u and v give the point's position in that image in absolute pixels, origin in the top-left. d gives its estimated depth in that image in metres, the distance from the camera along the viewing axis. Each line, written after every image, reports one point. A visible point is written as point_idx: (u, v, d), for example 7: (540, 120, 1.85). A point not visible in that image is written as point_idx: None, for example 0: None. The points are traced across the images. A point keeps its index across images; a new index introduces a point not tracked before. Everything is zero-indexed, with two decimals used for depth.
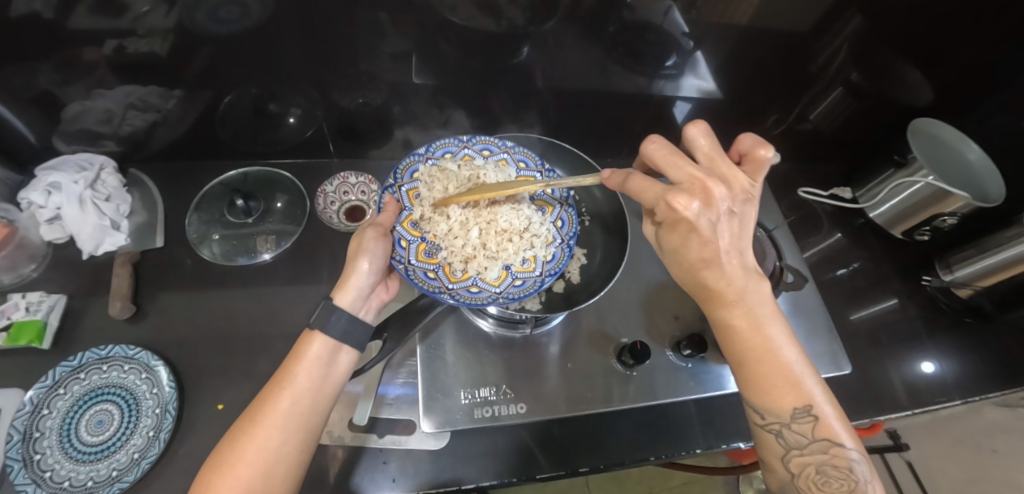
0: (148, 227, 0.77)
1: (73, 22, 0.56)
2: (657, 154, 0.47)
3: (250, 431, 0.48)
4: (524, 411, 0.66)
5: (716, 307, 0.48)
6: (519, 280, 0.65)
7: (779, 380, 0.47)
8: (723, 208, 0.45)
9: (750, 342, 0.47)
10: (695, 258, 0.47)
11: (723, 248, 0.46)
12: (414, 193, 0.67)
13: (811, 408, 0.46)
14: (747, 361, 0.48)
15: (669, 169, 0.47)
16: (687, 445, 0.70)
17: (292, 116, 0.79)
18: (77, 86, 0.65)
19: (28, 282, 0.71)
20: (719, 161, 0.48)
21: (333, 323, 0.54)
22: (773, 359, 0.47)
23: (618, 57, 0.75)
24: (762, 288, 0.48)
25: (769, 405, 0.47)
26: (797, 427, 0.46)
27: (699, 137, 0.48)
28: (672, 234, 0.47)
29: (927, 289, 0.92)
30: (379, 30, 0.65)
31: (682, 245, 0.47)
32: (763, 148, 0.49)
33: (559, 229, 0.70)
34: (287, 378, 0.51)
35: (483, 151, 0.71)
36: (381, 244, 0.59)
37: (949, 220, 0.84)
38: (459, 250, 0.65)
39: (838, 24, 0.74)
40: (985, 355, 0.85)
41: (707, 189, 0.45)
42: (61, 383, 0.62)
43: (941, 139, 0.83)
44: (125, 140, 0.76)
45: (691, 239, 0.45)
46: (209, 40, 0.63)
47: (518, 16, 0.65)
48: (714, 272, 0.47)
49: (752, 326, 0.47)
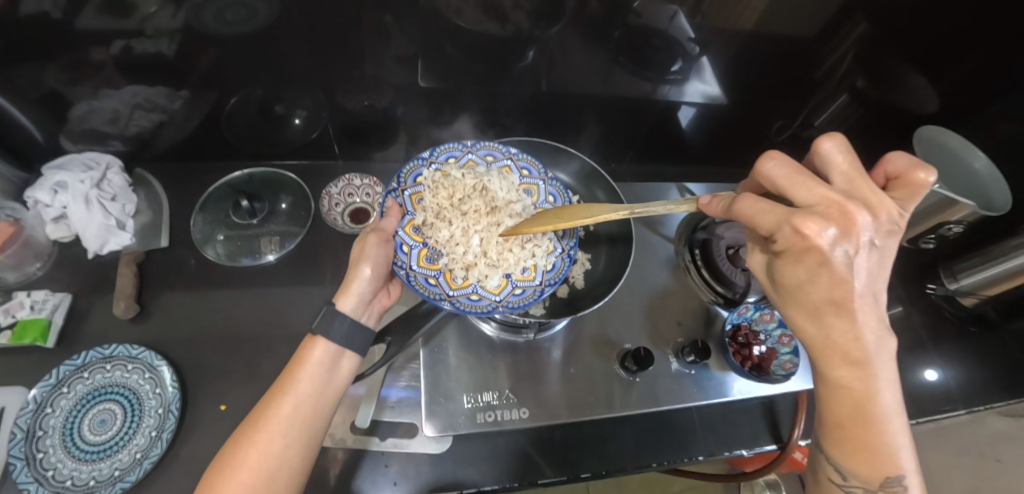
0: (153, 226, 0.77)
1: (81, 22, 0.57)
2: (771, 174, 0.42)
3: (252, 436, 0.48)
4: (527, 416, 0.66)
5: (831, 362, 0.41)
6: (519, 289, 0.65)
7: (880, 450, 0.41)
8: (860, 240, 0.37)
9: (846, 401, 0.41)
10: (821, 300, 0.39)
11: (856, 292, 0.38)
12: (416, 197, 0.66)
13: (904, 480, 0.41)
14: (845, 422, 0.41)
15: (795, 190, 0.40)
16: (690, 451, 0.70)
17: (297, 118, 0.80)
18: (85, 85, 0.66)
19: (34, 281, 0.71)
20: (864, 182, 0.41)
21: (335, 328, 0.54)
22: (873, 424, 0.41)
23: (623, 62, 0.75)
24: (890, 350, 0.40)
25: (857, 468, 0.42)
26: (882, 493, 0.42)
27: (833, 152, 0.42)
28: (794, 266, 0.39)
29: (933, 297, 0.92)
30: (385, 33, 0.66)
31: (798, 281, 0.40)
32: (920, 169, 0.43)
33: (560, 238, 0.70)
34: (289, 383, 0.51)
35: (487, 157, 0.72)
36: (383, 250, 0.59)
37: (954, 229, 0.85)
38: (461, 257, 0.65)
39: (843, 30, 0.74)
40: (989, 364, 0.85)
41: (850, 214, 0.38)
42: (64, 382, 0.62)
43: (945, 145, 0.83)
44: (131, 140, 0.76)
45: (818, 276, 0.38)
46: (216, 41, 0.63)
47: (523, 20, 0.65)
48: (828, 316, 0.39)
49: (866, 394, 0.40)
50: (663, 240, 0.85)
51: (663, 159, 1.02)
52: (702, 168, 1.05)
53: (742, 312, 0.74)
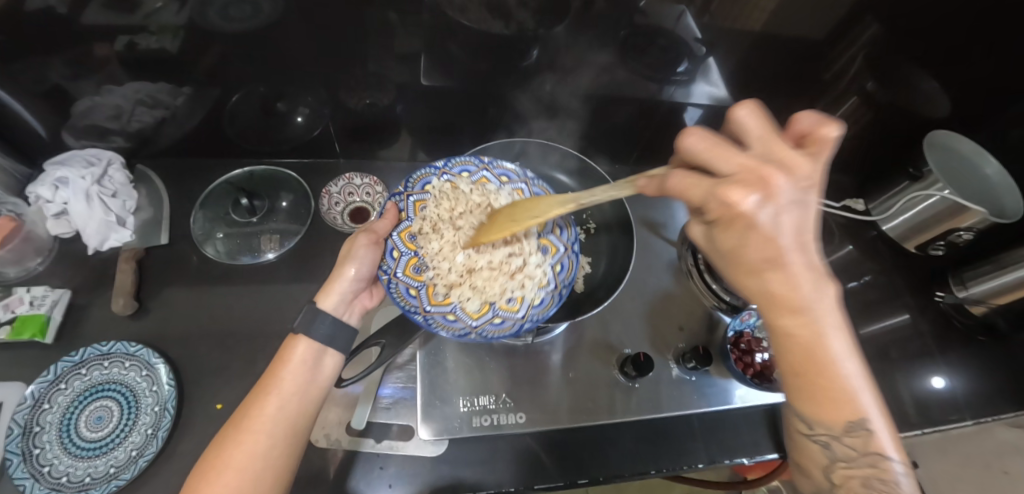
0: (154, 223, 0.77)
1: (86, 17, 0.56)
2: (696, 146, 0.37)
3: (237, 437, 0.47)
4: (523, 421, 0.65)
5: (778, 314, 0.39)
6: (499, 319, 0.62)
7: (837, 394, 0.39)
8: (785, 201, 0.35)
9: (797, 350, 0.39)
10: (757, 262, 0.37)
11: (788, 247, 0.36)
12: (420, 205, 0.65)
13: (867, 423, 0.40)
14: (798, 370, 0.40)
15: (716, 161, 0.36)
16: (689, 459, 0.69)
17: (299, 115, 0.79)
18: (88, 81, 0.65)
19: (35, 276, 0.72)
20: (779, 142, 0.36)
21: (317, 326, 0.55)
22: (819, 371, 0.39)
23: (628, 62, 0.74)
24: (831, 296, 0.37)
25: (820, 416, 0.41)
26: (848, 439, 0.41)
27: (749, 118, 0.38)
28: (728, 233, 0.37)
29: (941, 305, 0.90)
30: (389, 31, 0.65)
31: (736, 245, 0.38)
32: (828, 125, 0.37)
33: (557, 274, 0.65)
34: (273, 382, 0.51)
35: (502, 177, 0.68)
36: (371, 252, 0.60)
37: (965, 236, 0.82)
38: (447, 273, 0.63)
39: (854, 32, 0.73)
40: (996, 374, 0.84)
41: (767, 181, 0.35)
42: (62, 378, 0.62)
43: (955, 152, 0.81)
44: (133, 136, 0.76)
45: (748, 242, 0.36)
46: (219, 38, 0.63)
47: (528, 19, 0.65)
48: (758, 272, 0.38)
49: (805, 340, 0.38)
50: (667, 243, 0.84)
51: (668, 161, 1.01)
52: None
53: (746, 318, 0.73)
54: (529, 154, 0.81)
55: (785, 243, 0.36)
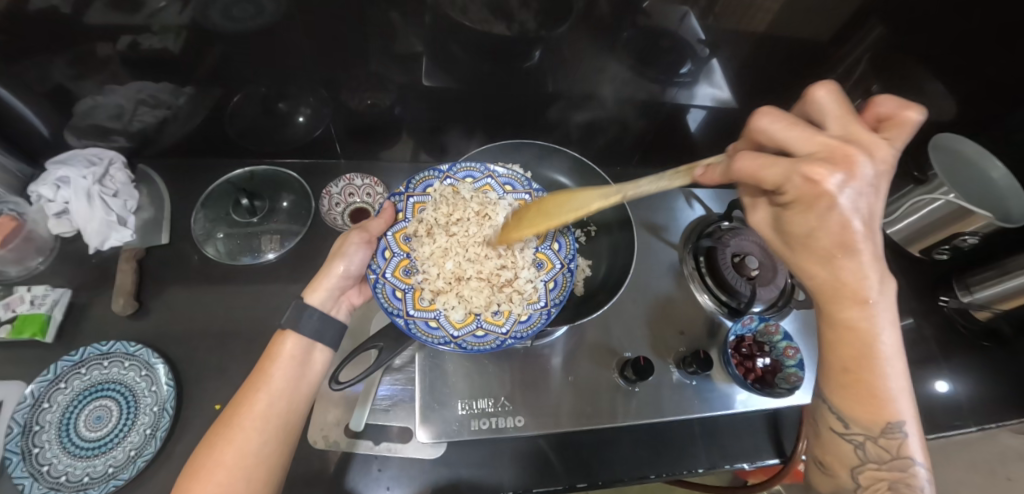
0: (155, 223, 0.77)
1: (89, 17, 0.57)
2: (770, 127, 0.39)
3: (228, 434, 0.47)
4: (521, 424, 0.65)
5: (842, 304, 0.42)
6: (481, 332, 0.61)
7: (882, 392, 0.42)
8: (864, 181, 0.37)
9: (852, 342, 0.42)
10: (831, 247, 0.39)
11: (863, 234, 0.38)
12: (419, 207, 0.66)
13: (902, 427, 0.42)
14: (850, 365, 0.43)
15: (797, 142, 0.38)
16: (688, 464, 0.68)
17: (301, 115, 0.79)
18: (90, 80, 0.66)
19: (37, 275, 0.72)
20: (856, 125, 0.39)
21: (305, 322, 0.55)
22: (871, 367, 0.42)
23: (631, 64, 0.74)
24: (892, 295, 0.41)
25: (858, 414, 0.43)
26: (883, 442, 0.43)
27: (826, 100, 0.40)
28: (804, 214, 0.39)
29: (944, 309, 0.89)
30: (391, 32, 0.65)
31: (807, 227, 0.39)
32: (910, 110, 0.40)
33: (549, 291, 0.65)
34: (262, 379, 0.51)
35: (506, 185, 0.69)
36: (361, 252, 0.60)
37: (969, 240, 0.83)
38: (436, 279, 0.63)
39: (859, 33, 0.72)
40: (1000, 380, 0.83)
41: (850, 160, 0.36)
42: (62, 378, 0.62)
43: (960, 156, 0.81)
44: (135, 136, 0.77)
45: (823, 225, 0.39)
46: (222, 38, 0.63)
47: (530, 20, 0.64)
48: (827, 257, 0.40)
49: (864, 333, 0.41)
50: (668, 246, 0.83)
51: (670, 163, 1.00)
52: None
53: (747, 323, 0.72)
54: (530, 156, 0.81)
55: (862, 230, 0.38)
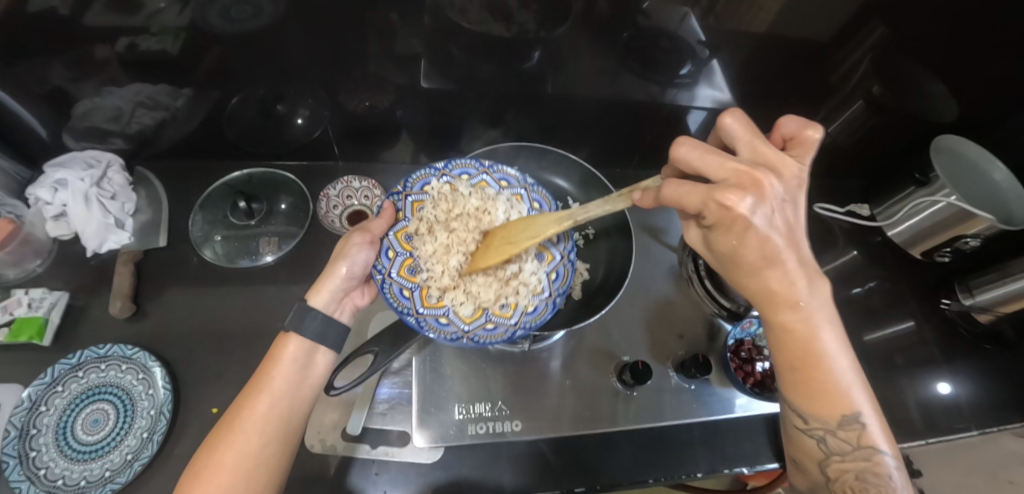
0: (152, 225, 0.77)
1: (88, 19, 0.56)
2: (687, 156, 0.41)
3: (229, 436, 0.47)
4: (520, 428, 0.64)
5: (776, 309, 0.43)
6: (491, 324, 0.61)
7: (831, 388, 0.44)
8: (774, 199, 0.39)
9: (793, 343, 0.44)
10: (755, 259, 0.41)
11: (782, 244, 0.40)
12: (418, 205, 0.64)
13: (857, 418, 0.44)
14: (797, 365, 0.44)
15: (710, 169, 0.40)
16: (688, 468, 0.68)
17: (299, 117, 0.79)
18: (88, 82, 0.65)
19: (34, 277, 0.72)
20: (762, 148, 0.42)
21: (308, 325, 0.54)
22: (809, 367, 0.44)
23: (631, 65, 0.74)
24: (824, 295, 0.43)
25: (816, 408, 0.45)
26: (842, 433, 0.45)
27: (734, 126, 0.42)
28: (724, 235, 0.41)
29: (946, 312, 0.89)
30: (389, 33, 0.64)
31: (734, 247, 0.42)
32: (810, 127, 0.45)
33: (552, 282, 0.65)
34: (264, 381, 0.51)
35: (501, 181, 0.68)
36: (364, 252, 0.60)
37: (972, 242, 0.81)
38: (441, 276, 0.62)
39: (861, 34, 0.72)
40: (1003, 383, 0.82)
41: (757, 183, 0.39)
42: (59, 381, 0.62)
43: (965, 158, 0.80)
44: (133, 138, 0.76)
45: (745, 242, 0.40)
46: (220, 39, 0.62)
47: (529, 21, 0.64)
48: (759, 271, 0.42)
49: (792, 331, 0.43)
50: (667, 249, 0.83)
51: None
52: None
53: (746, 326, 0.72)
54: (529, 157, 0.80)
55: (779, 242, 0.40)
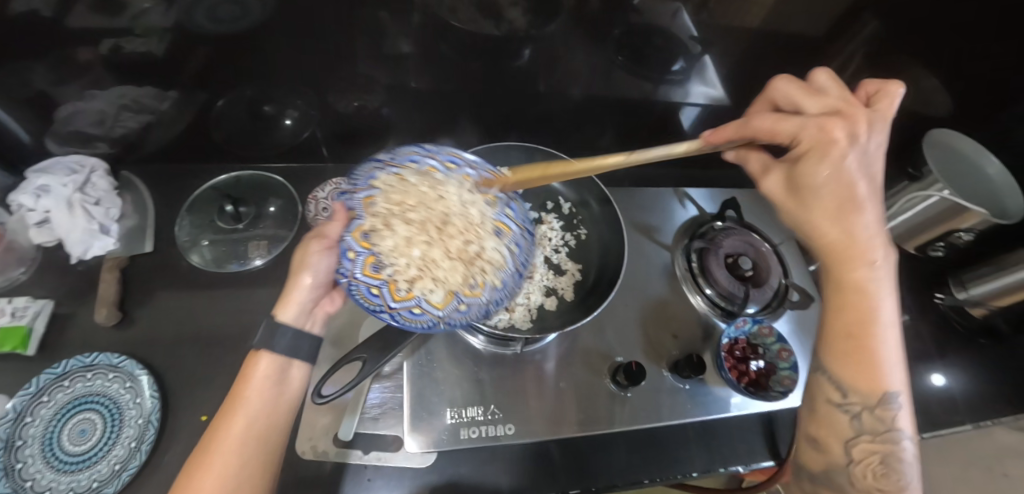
0: (138, 231, 0.76)
1: (71, 20, 0.55)
2: (783, 90, 0.51)
3: (206, 461, 0.46)
4: (513, 432, 0.64)
5: (850, 266, 0.49)
6: (464, 305, 0.57)
7: (871, 361, 0.48)
8: (858, 136, 0.47)
9: (851, 316, 0.49)
10: (841, 201, 0.48)
11: (864, 194, 0.48)
12: (368, 201, 0.59)
13: (893, 398, 0.49)
14: (854, 333, 0.49)
15: (807, 102, 0.49)
16: (683, 468, 0.68)
17: (288, 118, 0.78)
18: (71, 86, 0.64)
19: (19, 285, 0.71)
20: (854, 101, 0.49)
21: (279, 341, 0.52)
22: (873, 345, 0.48)
23: (623, 61, 0.73)
24: (893, 266, 0.50)
25: (857, 383, 0.49)
26: (877, 411, 0.49)
27: (822, 81, 0.51)
28: (813, 163, 0.47)
29: (940, 306, 0.89)
30: (378, 32, 0.63)
31: (814, 181, 0.47)
32: (893, 84, 0.51)
33: (515, 255, 0.61)
34: (237, 402, 0.49)
35: (449, 162, 0.62)
36: (325, 259, 0.57)
37: (964, 236, 0.82)
38: (406, 268, 0.57)
39: (853, 29, 0.71)
40: (997, 376, 0.82)
41: (853, 117, 0.47)
42: (44, 391, 0.61)
43: (959, 152, 0.80)
44: (118, 142, 0.75)
45: (831, 174, 0.47)
46: (205, 40, 0.61)
47: (519, 19, 0.63)
48: (843, 218, 0.48)
49: (872, 299, 0.49)
50: (660, 248, 0.82)
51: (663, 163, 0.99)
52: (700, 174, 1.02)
53: (741, 325, 0.71)
54: (517, 157, 0.79)
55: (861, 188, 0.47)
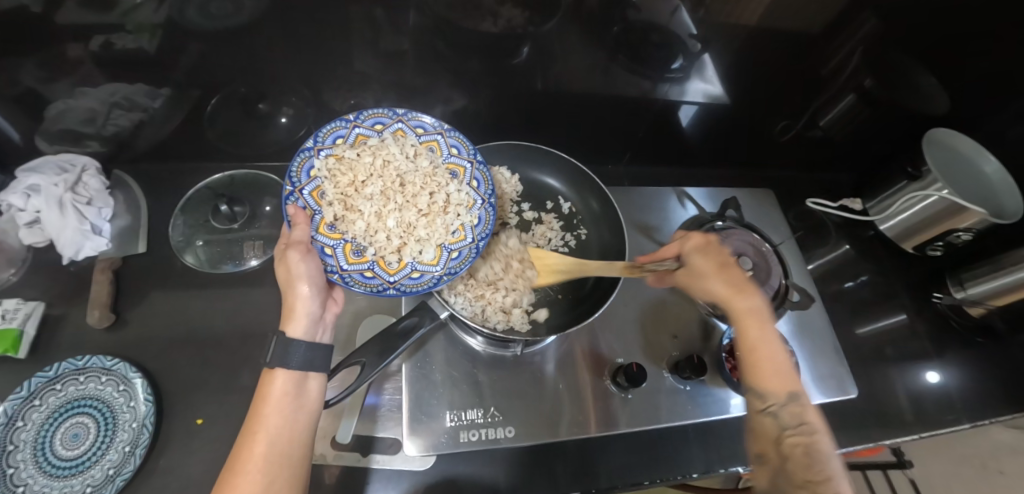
0: (132, 231, 0.75)
1: (61, 16, 0.54)
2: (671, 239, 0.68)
3: (230, 483, 0.42)
4: (513, 435, 0.63)
5: (736, 297, 0.56)
6: (455, 253, 0.62)
7: (773, 364, 0.52)
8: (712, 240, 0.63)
9: (749, 329, 0.54)
10: (717, 266, 0.59)
11: (729, 264, 0.60)
12: (318, 192, 0.59)
13: (801, 394, 0.50)
14: (751, 343, 0.54)
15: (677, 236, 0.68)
16: (684, 468, 0.67)
17: (283, 116, 0.77)
18: (62, 83, 0.63)
19: (9, 287, 0.69)
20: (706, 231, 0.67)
21: (293, 355, 0.49)
22: (767, 351, 0.53)
23: (622, 59, 0.72)
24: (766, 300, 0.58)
25: (768, 385, 0.51)
26: (791, 409, 0.50)
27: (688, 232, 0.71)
28: (695, 254, 0.61)
29: (938, 306, 0.89)
30: (374, 29, 0.62)
31: (698, 265, 0.60)
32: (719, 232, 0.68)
33: (477, 189, 0.65)
34: (256, 422, 0.46)
35: (376, 125, 0.63)
36: (310, 262, 0.52)
37: (964, 236, 0.80)
38: (387, 241, 0.59)
39: (852, 25, 0.71)
40: (993, 374, 0.83)
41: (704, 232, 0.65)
42: (36, 395, 0.60)
43: (956, 153, 0.80)
44: (110, 140, 0.74)
45: (704, 255, 0.60)
46: (199, 36, 0.60)
47: (516, 15, 0.62)
48: (719, 272, 0.58)
49: (760, 314, 0.55)
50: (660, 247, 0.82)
51: (663, 162, 0.98)
52: (700, 172, 1.01)
53: None
54: (515, 156, 0.78)
55: (726, 260, 0.60)
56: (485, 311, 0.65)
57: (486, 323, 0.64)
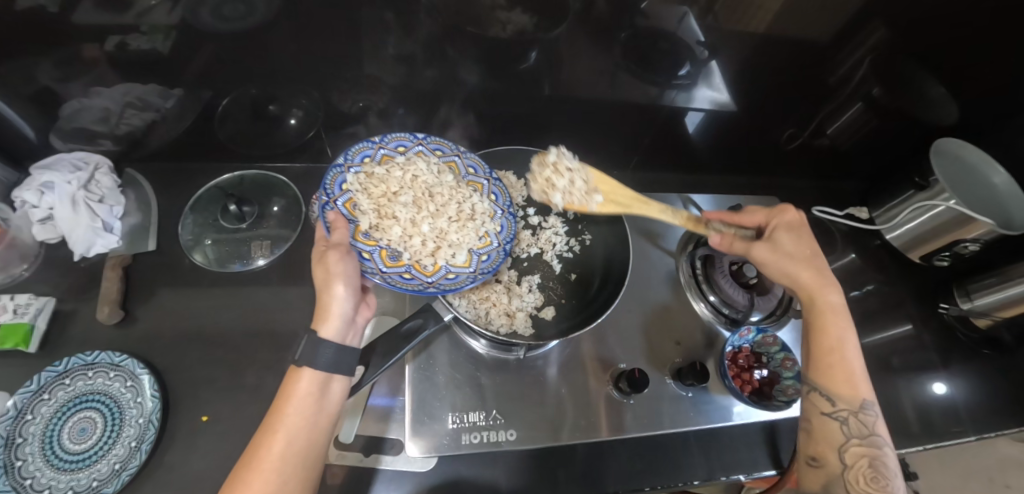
0: (142, 229, 0.75)
1: (77, 16, 0.55)
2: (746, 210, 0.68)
3: (244, 481, 0.43)
4: (515, 438, 0.63)
5: (825, 292, 0.58)
6: (485, 256, 0.64)
7: (850, 370, 0.54)
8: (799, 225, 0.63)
9: (833, 328, 0.56)
10: (805, 254, 0.60)
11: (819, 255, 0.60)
12: (352, 204, 0.60)
13: (871, 404, 0.53)
14: (832, 344, 0.55)
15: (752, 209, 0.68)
16: (685, 475, 0.67)
17: (292, 118, 0.78)
18: (75, 83, 0.64)
19: (21, 282, 0.71)
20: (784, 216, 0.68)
21: (321, 357, 0.49)
22: (844, 355, 0.55)
23: (629, 65, 0.72)
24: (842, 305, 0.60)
25: (842, 390, 0.53)
26: (861, 417, 0.53)
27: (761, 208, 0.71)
28: (785, 235, 0.62)
29: (945, 317, 0.88)
30: (384, 32, 0.63)
31: (787, 248, 0.60)
32: None
33: (496, 201, 0.67)
34: (277, 419, 0.46)
35: (400, 147, 0.64)
36: (349, 263, 0.53)
37: (971, 247, 0.80)
38: (422, 245, 0.61)
39: (860, 35, 0.71)
40: (1000, 387, 0.82)
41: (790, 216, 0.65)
42: (45, 389, 0.61)
43: (965, 163, 0.80)
44: (122, 139, 0.75)
45: (793, 240, 0.61)
46: (212, 37, 0.61)
47: (525, 21, 0.63)
48: (807, 263, 0.59)
49: (841, 313, 0.57)
50: (664, 254, 0.83)
51: (669, 167, 0.98)
52: (707, 179, 1.01)
53: (744, 334, 0.72)
54: (523, 161, 0.79)
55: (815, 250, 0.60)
56: (486, 314, 0.65)
57: (487, 326, 0.64)
